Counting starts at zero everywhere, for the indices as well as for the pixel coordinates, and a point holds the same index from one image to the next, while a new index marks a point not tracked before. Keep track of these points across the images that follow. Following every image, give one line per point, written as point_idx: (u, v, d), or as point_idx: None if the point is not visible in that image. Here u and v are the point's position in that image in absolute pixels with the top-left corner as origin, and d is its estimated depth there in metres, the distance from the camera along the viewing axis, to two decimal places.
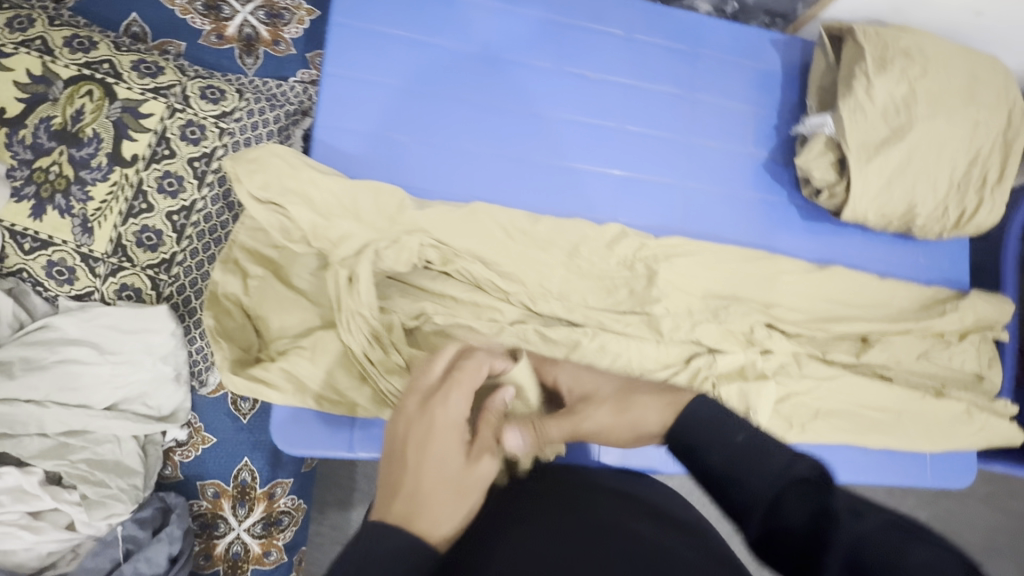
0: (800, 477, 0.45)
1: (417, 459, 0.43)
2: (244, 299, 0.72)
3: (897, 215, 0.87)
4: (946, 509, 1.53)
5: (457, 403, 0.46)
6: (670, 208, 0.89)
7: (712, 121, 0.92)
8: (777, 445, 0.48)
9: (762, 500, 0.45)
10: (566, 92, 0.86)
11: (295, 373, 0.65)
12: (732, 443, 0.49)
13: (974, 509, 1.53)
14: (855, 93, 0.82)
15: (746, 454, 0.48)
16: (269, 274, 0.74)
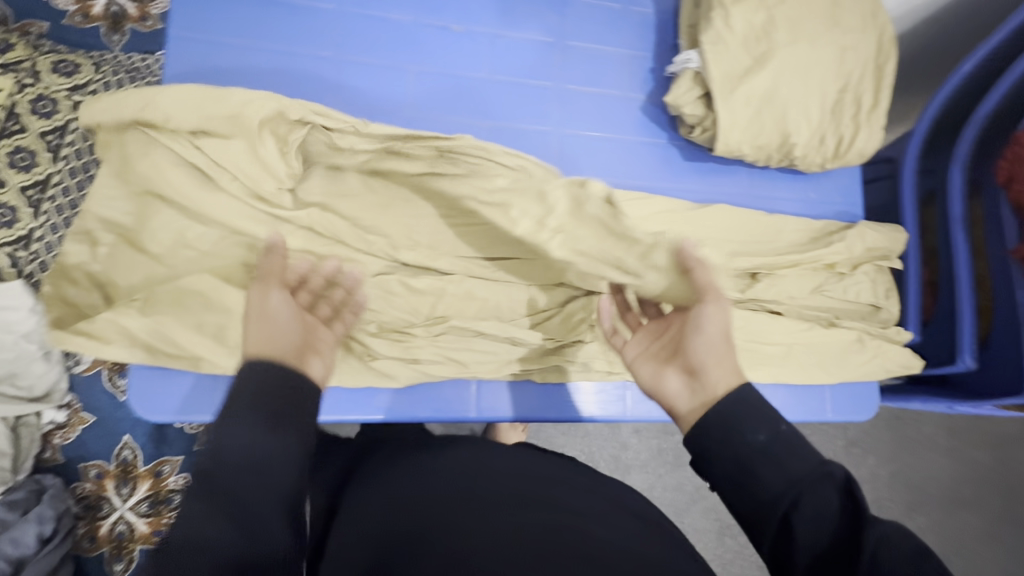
0: (838, 484, 0.47)
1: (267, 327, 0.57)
2: (94, 267, 0.70)
3: (772, 146, 0.86)
4: (896, 459, 1.52)
5: (277, 299, 0.60)
6: (547, 156, 0.87)
7: (587, 67, 0.91)
8: (806, 446, 0.50)
9: (781, 505, 0.48)
10: (428, 45, 0.85)
11: (126, 325, 0.64)
12: (766, 442, 0.50)
13: (924, 456, 1.52)
14: (714, 25, 0.82)
15: (785, 447, 0.50)
16: (123, 240, 0.71)
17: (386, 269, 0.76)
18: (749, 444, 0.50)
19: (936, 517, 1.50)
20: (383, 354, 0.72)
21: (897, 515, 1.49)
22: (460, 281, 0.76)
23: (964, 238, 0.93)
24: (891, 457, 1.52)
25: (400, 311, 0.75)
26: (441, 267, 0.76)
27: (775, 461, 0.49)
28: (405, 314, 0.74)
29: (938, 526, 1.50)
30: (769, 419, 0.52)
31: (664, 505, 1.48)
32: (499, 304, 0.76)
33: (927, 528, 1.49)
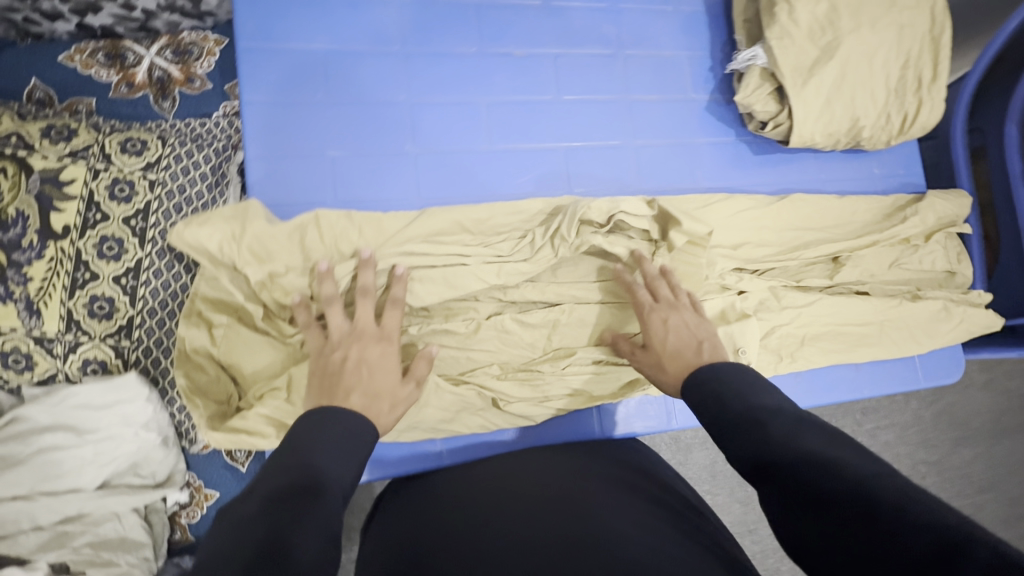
0: (771, 422, 0.51)
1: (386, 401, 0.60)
2: (214, 351, 0.68)
3: (843, 131, 0.87)
4: (939, 400, 1.60)
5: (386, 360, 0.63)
6: (624, 169, 0.88)
7: (648, 74, 0.90)
8: (747, 394, 0.56)
9: (728, 438, 0.54)
10: (494, 74, 0.84)
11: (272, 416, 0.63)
12: (717, 401, 0.58)
13: (968, 397, 1.60)
14: (779, 19, 0.81)
15: (732, 398, 0.57)
16: (235, 320, 0.69)
17: (498, 309, 0.76)
18: (709, 404, 0.58)
19: (981, 449, 1.59)
20: (516, 397, 0.73)
21: (951, 452, 1.57)
22: (572, 310, 0.77)
23: None
24: (938, 397, 1.59)
25: (518, 347, 0.75)
26: (548, 300, 0.77)
27: (714, 418, 0.57)
28: (523, 350, 0.75)
29: (983, 456, 1.59)
30: (730, 390, 0.58)
31: (730, 479, 1.52)
32: (610, 327, 0.78)
33: (973, 459, 1.58)
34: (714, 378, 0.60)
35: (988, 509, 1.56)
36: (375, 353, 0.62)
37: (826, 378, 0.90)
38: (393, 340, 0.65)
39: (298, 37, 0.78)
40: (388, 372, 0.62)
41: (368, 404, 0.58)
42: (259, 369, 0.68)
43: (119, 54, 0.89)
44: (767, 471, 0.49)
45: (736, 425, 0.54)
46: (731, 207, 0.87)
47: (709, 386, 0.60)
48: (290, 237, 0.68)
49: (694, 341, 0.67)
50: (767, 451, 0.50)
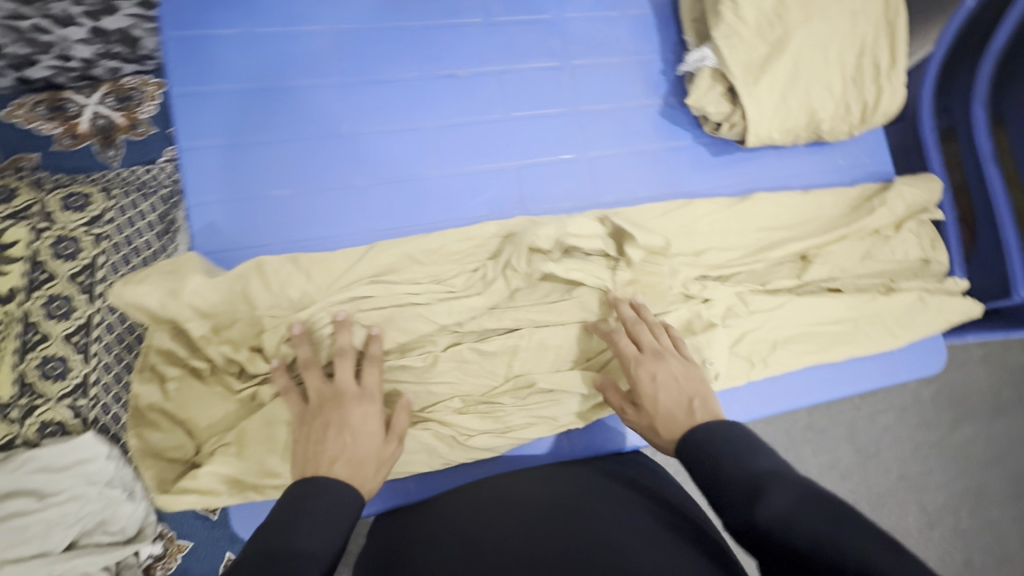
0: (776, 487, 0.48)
1: (372, 465, 0.58)
2: (167, 407, 0.65)
3: (800, 126, 0.84)
4: (935, 379, 1.57)
5: (370, 421, 0.60)
6: (578, 182, 0.86)
7: (598, 84, 0.88)
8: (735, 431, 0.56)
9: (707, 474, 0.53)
10: (438, 97, 0.83)
11: (225, 473, 0.61)
12: (721, 452, 0.54)
13: (966, 374, 1.57)
14: (724, 18, 0.79)
15: (729, 456, 0.53)
16: (188, 372, 0.67)
17: (455, 340, 0.74)
18: (710, 454, 0.54)
19: (983, 427, 1.56)
20: (476, 430, 0.71)
21: (952, 432, 1.54)
22: (532, 334, 0.75)
23: (998, 172, 0.94)
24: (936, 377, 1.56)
25: (478, 378, 0.73)
26: (506, 326, 0.75)
27: (710, 471, 0.53)
28: (484, 380, 0.73)
29: (986, 434, 1.56)
30: (729, 444, 0.54)
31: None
32: (571, 348, 0.76)
33: (975, 438, 1.55)
34: (709, 436, 0.56)
35: (994, 487, 1.54)
36: (357, 416, 0.60)
37: (804, 380, 0.87)
38: (375, 398, 0.62)
39: (231, 78, 0.76)
40: (370, 432, 0.59)
41: (353, 472, 0.55)
42: (214, 422, 0.67)
43: (60, 105, 0.88)
44: (768, 546, 0.46)
45: (738, 482, 0.50)
46: (691, 212, 0.85)
47: (711, 439, 0.56)
48: (232, 285, 0.66)
49: (686, 397, 0.62)
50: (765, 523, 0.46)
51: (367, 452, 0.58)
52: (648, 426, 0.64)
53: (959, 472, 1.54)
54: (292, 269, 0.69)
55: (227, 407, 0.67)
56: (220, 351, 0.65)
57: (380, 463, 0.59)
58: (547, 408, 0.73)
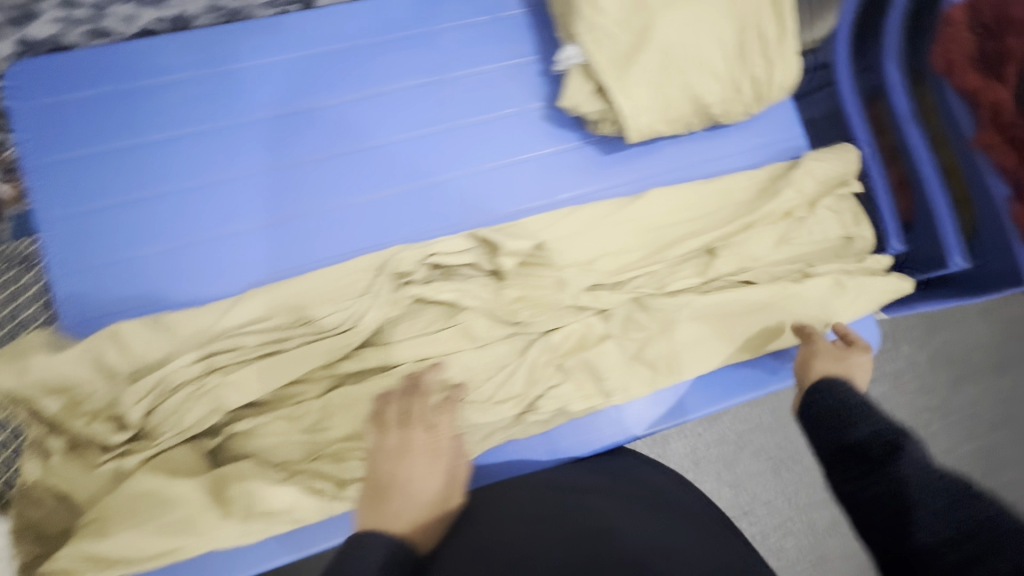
0: (853, 433, 0.57)
1: (441, 492, 0.58)
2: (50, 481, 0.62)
3: (684, 116, 0.79)
4: (918, 346, 1.49)
5: (420, 464, 0.58)
6: (458, 202, 0.81)
7: (471, 95, 0.84)
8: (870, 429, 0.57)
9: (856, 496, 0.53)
10: (303, 133, 0.80)
11: (83, 555, 0.59)
12: (834, 407, 0.63)
13: (954, 335, 1.48)
14: (581, 12, 0.73)
15: (852, 400, 0.62)
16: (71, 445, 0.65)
17: (334, 383, 0.72)
18: (809, 415, 0.64)
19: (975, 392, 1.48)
20: (357, 475, 0.69)
21: (944, 398, 1.46)
22: (411, 369, 0.73)
23: (921, 133, 0.86)
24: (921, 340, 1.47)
25: (358, 420, 0.71)
26: (385, 364, 0.73)
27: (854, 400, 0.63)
28: (365, 422, 0.71)
29: (979, 399, 1.47)
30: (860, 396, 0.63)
31: (715, 464, 1.45)
32: (454, 377, 0.73)
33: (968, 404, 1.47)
34: (836, 384, 0.66)
35: (996, 452, 1.45)
36: (424, 464, 0.58)
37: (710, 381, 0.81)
38: (438, 440, 0.61)
39: (85, 143, 0.75)
40: (433, 462, 0.59)
41: (433, 502, 0.56)
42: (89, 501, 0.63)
43: None
44: (884, 453, 0.54)
45: (847, 423, 0.59)
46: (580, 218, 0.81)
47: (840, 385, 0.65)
48: (85, 358, 0.65)
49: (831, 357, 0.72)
50: (862, 440, 0.56)
51: (423, 491, 0.56)
52: (801, 366, 0.74)
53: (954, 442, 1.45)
54: (151, 331, 0.68)
55: (92, 485, 0.63)
56: (77, 427, 0.64)
57: (439, 501, 0.57)
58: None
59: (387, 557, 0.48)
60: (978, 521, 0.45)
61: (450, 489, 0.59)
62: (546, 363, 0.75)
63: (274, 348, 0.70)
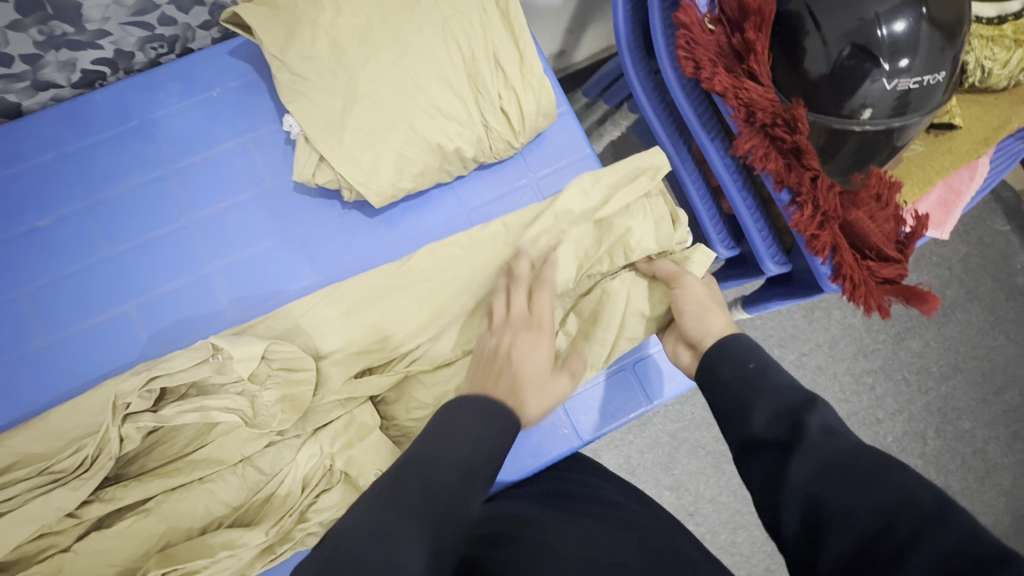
0: (751, 417, 0.52)
1: (543, 345, 0.67)
2: None
3: (430, 166, 0.72)
4: (815, 322, 1.45)
5: (521, 343, 0.67)
6: (214, 300, 0.75)
7: (212, 179, 0.77)
8: (787, 377, 0.54)
9: (764, 472, 0.48)
10: (28, 257, 0.73)
11: None
12: (743, 369, 0.57)
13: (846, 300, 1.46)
14: (281, 81, 0.67)
15: (755, 372, 0.56)
16: None
17: (86, 529, 0.67)
18: (710, 382, 0.59)
19: (881, 358, 1.45)
20: None
21: (849, 363, 1.44)
22: (166, 500, 0.67)
23: (711, 138, 0.76)
24: (811, 311, 1.46)
25: (111, 565, 0.66)
26: (134, 500, 0.67)
27: (733, 382, 0.57)
28: (120, 565, 0.66)
29: (886, 364, 1.44)
30: (758, 356, 0.58)
31: (651, 469, 1.26)
32: (214, 500, 0.68)
33: (875, 371, 1.44)
34: (729, 347, 0.60)
35: (917, 405, 1.43)
36: (524, 339, 0.67)
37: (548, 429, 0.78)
38: (533, 325, 0.68)
39: None
40: (523, 332, 0.68)
41: (530, 386, 0.64)
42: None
43: None
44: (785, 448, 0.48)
45: (747, 403, 0.53)
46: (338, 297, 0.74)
47: (734, 350, 0.60)
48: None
49: (717, 309, 0.68)
50: (761, 430, 0.50)
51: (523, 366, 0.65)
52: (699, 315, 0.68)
53: (866, 412, 1.43)
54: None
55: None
56: None
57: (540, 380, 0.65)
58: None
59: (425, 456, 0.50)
60: (914, 499, 0.39)
61: (546, 379, 0.66)
62: (317, 465, 0.70)
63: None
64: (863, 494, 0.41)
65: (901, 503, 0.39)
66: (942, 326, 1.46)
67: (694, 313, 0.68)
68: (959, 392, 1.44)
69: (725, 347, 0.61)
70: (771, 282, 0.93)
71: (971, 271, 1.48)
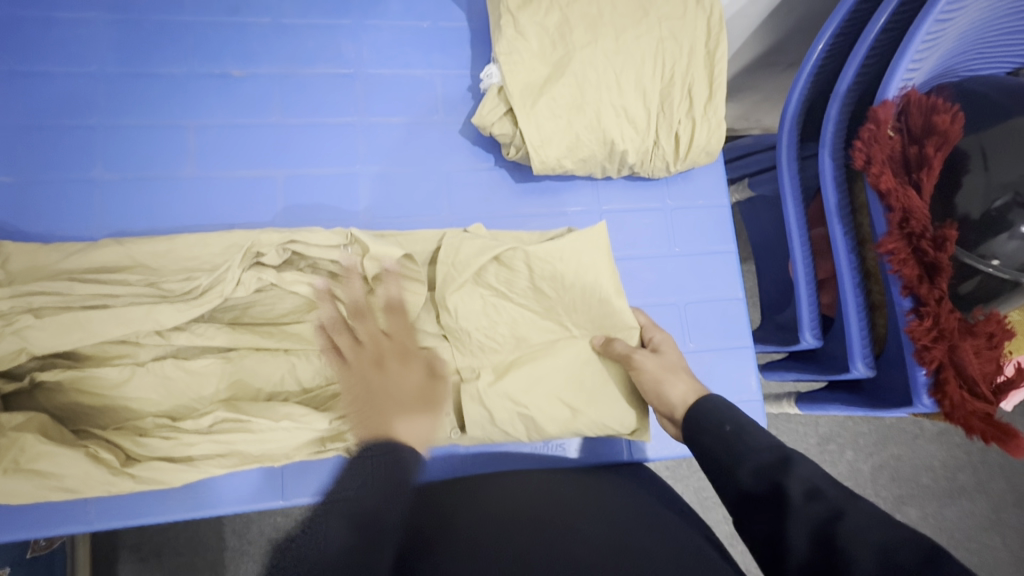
0: (739, 473, 0.48)
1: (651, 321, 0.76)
2: None
3: (596, 156, 0.76)
4: (827, 453, 1.46)
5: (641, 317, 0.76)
6: (353, 199, 0.80)
7: (393, 95, 0.82)
8: (765, 432, 0.51)
9: (756, 511, 0.46)
10: (209, 96, 0.77)
11: None
12: (718, 431, 0.52)
13: (868, 443, 1.48)
14: (504, 33, 0.72)
15: (721, 439, 0.52)
16: None
17: (162, 354, 0.68)
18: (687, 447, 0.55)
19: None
20: (149, 456, 0.64)
21: None
22: (247, 357, 0.69)
23: (844, 231, 0.83)
24: (834, 440, 1.47)
25: (180, 397, 0.68)
26: (221, 345, 0.69)
27: (708, 448, 0.53)
28: (187, 400, 0.68)
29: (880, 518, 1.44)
30: (734, 417, 0.53)
31: None
32: (290, 374, 0.70)
33: None
34: (704, 408, 0.56)
35: None
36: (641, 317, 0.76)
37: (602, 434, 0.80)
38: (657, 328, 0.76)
39: None
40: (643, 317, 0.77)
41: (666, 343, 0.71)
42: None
43: None
44: (772, 505, 0.45)
45: (729, 460, 0.50)
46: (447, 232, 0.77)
47: (704, 416, 0.55)
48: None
49: (671, 376, 0.66)
50: (749, 483, 0.47)
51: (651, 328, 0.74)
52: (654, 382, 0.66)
53: None
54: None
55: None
56: None
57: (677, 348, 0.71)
58: (243, 436, 0.65)
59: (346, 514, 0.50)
60: (895, 555, 0.39)
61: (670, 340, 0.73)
62: None
63: (105, 304, 0.66)
64: (855, 540, 0.40)
65: (885, 565, 0.38)
66: (944, 506, 1.46)
67: (667, 372, 0.66)
68: None
69: (702, 408, 0.56)
70: (835, 385, 0.96)
71: (986, 463, 1.49)
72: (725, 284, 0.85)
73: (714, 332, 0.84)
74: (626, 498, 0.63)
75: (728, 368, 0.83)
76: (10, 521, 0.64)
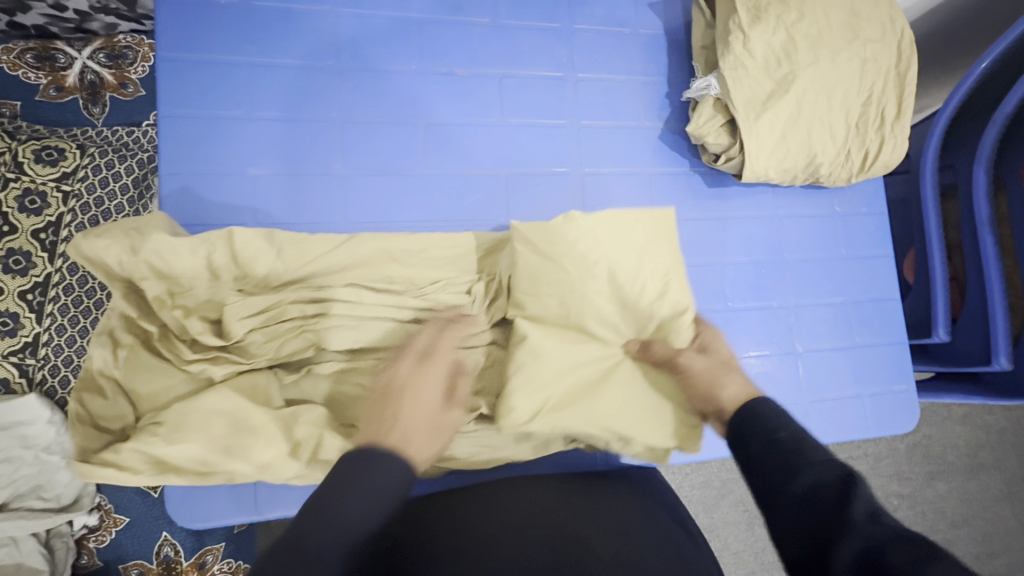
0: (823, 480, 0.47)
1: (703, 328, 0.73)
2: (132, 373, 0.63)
3: (799, 167, 0.82)
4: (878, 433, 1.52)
5: (712, 335, 0.72)
6: (565, 200, 0.84)
7: (600, 99, 0.86)
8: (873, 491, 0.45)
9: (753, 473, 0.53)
10: (437, 92, 0.80)
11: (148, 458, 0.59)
12: (774, 438, 0.53)
13: (942, 432, 1.55)
14: (733, 49, 0.78)
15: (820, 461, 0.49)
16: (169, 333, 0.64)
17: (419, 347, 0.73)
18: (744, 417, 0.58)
19: (910, 487, 1.53)
20: None
21: (919, 486, 1.53)
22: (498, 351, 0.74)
23: (993, 239, 0.92)
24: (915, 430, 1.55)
25: None
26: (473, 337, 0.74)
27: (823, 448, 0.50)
28: None
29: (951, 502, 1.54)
30: (791, 427, 0.54)
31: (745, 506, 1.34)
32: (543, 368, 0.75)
33: (941, 507, 1.53)
34: (763, 412, 0.57)
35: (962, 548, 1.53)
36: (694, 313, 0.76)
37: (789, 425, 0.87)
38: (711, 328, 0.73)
39: (226, 49, 0.74)
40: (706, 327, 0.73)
41: (711, 348, 0.70)
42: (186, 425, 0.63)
43: (49, 55, 0.85)
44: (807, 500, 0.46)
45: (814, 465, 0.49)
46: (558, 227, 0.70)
47: (765, 418, 0.56)
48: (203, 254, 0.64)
49: (726, 378, 0.66)
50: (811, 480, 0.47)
51: (707, 337, 0.72)
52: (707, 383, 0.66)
53: None
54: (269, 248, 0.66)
55: (173, 381, 0.64)
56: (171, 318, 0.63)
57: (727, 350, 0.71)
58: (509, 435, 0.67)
59: (348, 472, 0.49)
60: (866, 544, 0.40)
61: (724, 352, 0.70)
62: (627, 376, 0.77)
63: (380, 294, 0.70)
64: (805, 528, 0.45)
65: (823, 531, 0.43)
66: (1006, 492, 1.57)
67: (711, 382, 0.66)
68: (998, 554, 1.54)
69: (756, 409, 0.58)
70: (945, 376, 1.08)
71: (1005, 443, 1.59)
72: (882, 284, 0.94)
73: (876, 327, 0.93)
74: (640, 520, 0.64)
75: (885, 361, 0.92)
76: (289, 496, 0.70)
